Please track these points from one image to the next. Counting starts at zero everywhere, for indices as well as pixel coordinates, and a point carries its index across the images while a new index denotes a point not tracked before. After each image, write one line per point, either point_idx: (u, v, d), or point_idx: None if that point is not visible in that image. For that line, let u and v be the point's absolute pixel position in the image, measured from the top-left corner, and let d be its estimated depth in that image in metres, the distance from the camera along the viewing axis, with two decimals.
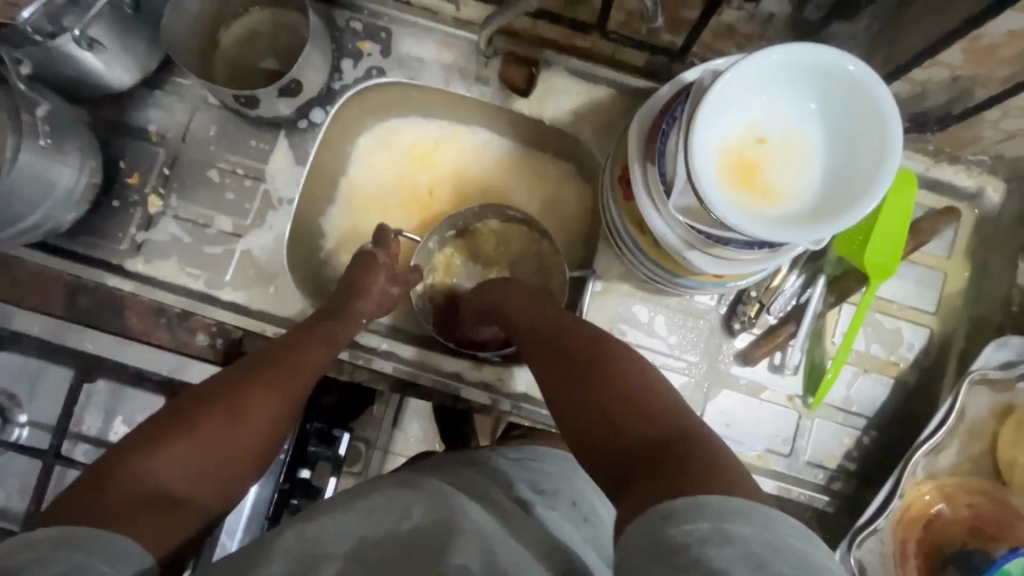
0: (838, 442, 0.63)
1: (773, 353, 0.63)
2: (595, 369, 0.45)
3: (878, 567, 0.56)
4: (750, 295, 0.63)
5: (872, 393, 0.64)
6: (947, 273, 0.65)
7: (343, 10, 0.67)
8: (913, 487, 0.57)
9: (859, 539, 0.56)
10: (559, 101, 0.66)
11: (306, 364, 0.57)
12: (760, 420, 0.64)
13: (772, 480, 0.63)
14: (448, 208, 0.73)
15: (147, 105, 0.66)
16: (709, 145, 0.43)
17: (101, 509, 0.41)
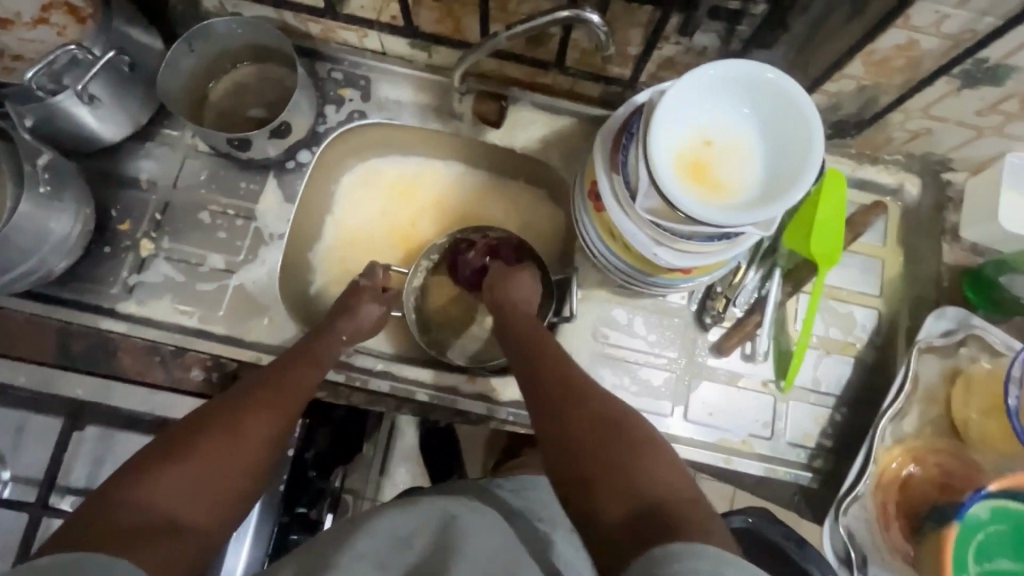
0: (813, 421, 0.68)
1: (743, 343, 0.68)
2: (581, 404, 0.48)
3: (865, 532, 0.60)
4: (717, 291, 0.69)
5: (837, 373, 0.69)
6: (884, 260, 0.72)
7: (323, 62, 0.73)
8: (885, 452, 0.62)
9: (844, 506, 0.60)
10: (527, 132, 0.73)
11: (300, 385, 0.58)
12: (741, 407, 0.68)
13: (758, 463, 0.67)
14: (431, 238, 0.77)
15: (138, 156, 0.69)
16: (664, 150, 0.49)
17: (108, 536, 0.41)
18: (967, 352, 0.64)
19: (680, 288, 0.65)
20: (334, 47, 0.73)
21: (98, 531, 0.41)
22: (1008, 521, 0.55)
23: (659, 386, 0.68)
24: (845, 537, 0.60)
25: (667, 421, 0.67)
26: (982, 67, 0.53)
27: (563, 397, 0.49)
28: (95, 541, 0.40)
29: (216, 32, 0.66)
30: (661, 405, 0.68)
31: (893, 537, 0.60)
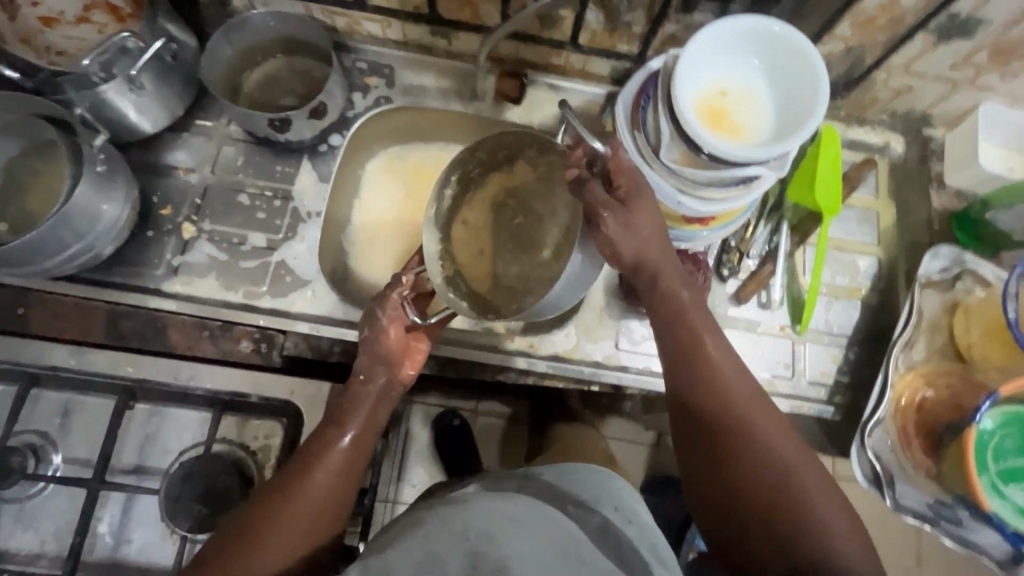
0: (829, 359, 0.73)
1: (759, 292, 0.74)
2: (763, 471, 0.52)
3: (889, 454, 0.65)
4: (731, 245, 0.74)
5: (846, 315, 0.75)
6: (879, 211, 0.78)
7: (349, 54, 0.78)
8: (903, 378, 0.66)
9: (868, 431, 0.65)
10: (544, 110, 0.78)
11: (328, 507, 0.55)
12: (762, 351, 0.73)
13: (783, 400, 0.72)
14: None
15: (176, 146, 0.72)
16: (688, 101, 0.54)
17: None
18: (963, 285, 0.70)
19: (693, 243, 0.69)
20: (358, 39, 0.77)
21: None
22: (1014, 421, 0.61)
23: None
24: (872, 459, 0.64)
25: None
26: (955, 21, 0.60)
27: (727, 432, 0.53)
28: None
29: (252, 25, 0.70)
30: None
31: (915, 454, 0.64)
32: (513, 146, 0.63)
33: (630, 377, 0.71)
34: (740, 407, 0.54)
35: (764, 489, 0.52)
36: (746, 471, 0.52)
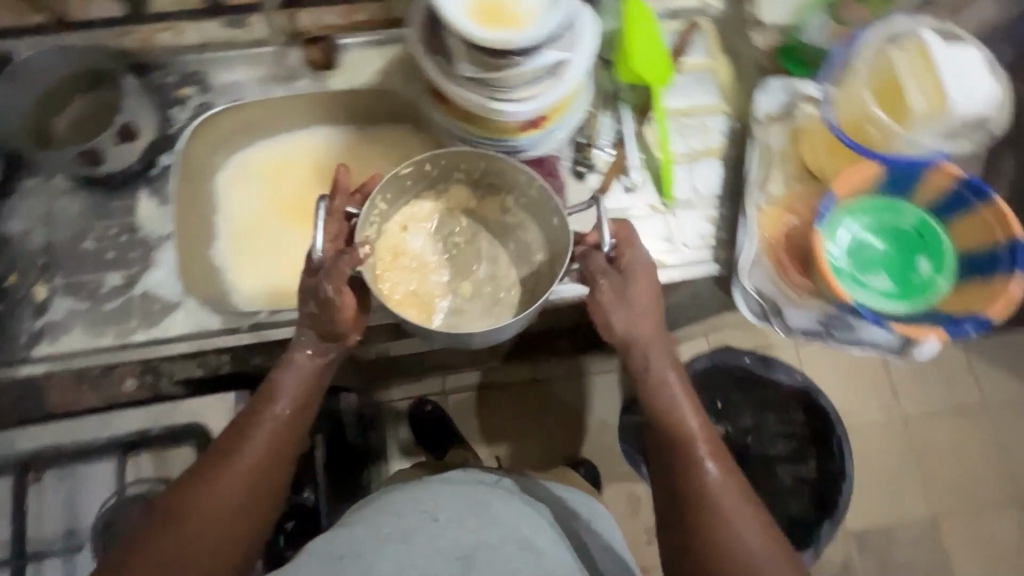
0: (706, 220, 0.75)
1: (618, 179, 0.75)
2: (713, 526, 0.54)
3: (769, 286, 0.68)
4: (581, 143, 0.75)
5: (712, 175, 0.76)
6: (715, 68, 0.79)
7: (155, 69, 0.75)
8: (773, 209, 0.70)
9: (746, 272, 0.67)
10: (366, 70, 0.77)
11: (276, 474, 0.57)
12: (640, 233, 0.74)
13: (674, 271, 0.73)
14: (318, 200, 0.80)
15: (5, 215, 0.70)
16: (457, 8, 0.57)
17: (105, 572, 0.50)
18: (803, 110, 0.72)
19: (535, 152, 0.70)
20: (159, 53, 0.75)
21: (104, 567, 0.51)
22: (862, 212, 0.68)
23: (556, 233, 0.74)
24: (756, 295, 0.68)
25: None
26: None
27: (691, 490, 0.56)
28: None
29: (34, 66, 0.70)
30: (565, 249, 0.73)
31: (793, 277, 0.67)
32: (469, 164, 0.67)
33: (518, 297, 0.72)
34: (725, 507, 0.54)
35: (713, 545, 0.53)
36: (698, 524, 0.54)
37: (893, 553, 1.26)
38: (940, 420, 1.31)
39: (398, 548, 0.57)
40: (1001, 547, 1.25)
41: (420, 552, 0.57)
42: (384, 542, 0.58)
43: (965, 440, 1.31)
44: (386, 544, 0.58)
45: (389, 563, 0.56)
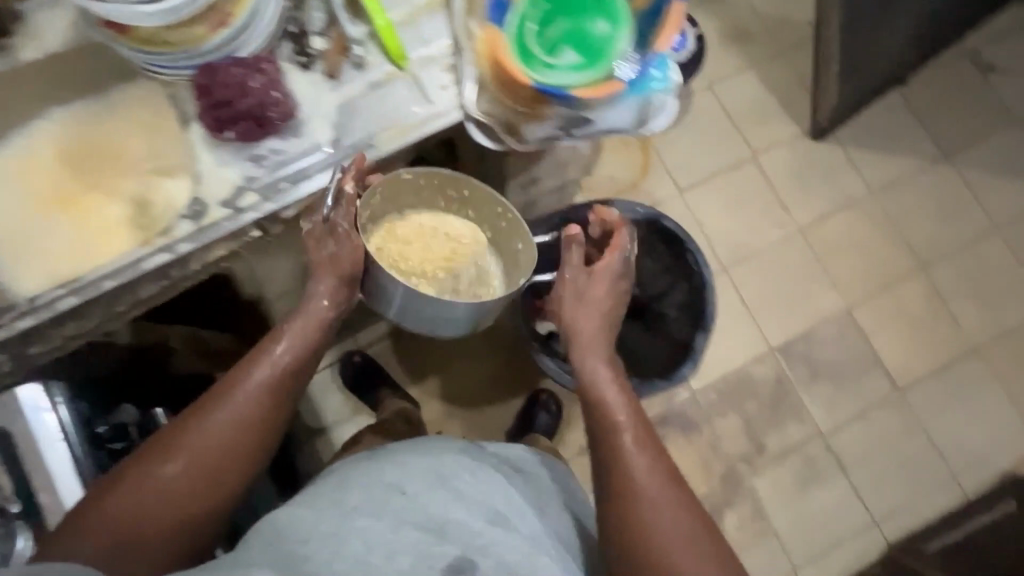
0: (443, 74, 0.76)
1: (346, 58, 0.75)
2: (623, 510, 0.78)
3: (494, 104, 0.77)
4: (296, 32, 0.75)
5: (434, 28, 0.77)
6: None
7: None
8: (487, 29, 0.76)
9: (465, 103, 0.76)
10: (53, 33, 0.78)
11: (255, 438, 0.78)
12: (382, 104, 0.74)
13: (421, 127, 0.75)
14: (67, 189, 0.78)
15: None
16: None
17: (139, 463, 0.72)
18: None
19: (236, 55, 0.72)
20: None
21: (134, 467, 0.71)
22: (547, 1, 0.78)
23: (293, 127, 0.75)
24: (482, 116, 0.77)
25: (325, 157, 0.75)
26: None
27: (618, 493, 0.80)
28: (126, 466, 0.72)
29: None
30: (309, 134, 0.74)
31: (510, 89, 0.76)
32: (450, 180, 0.96)
33: (277, 200, 0.74)
34: (657, 537, 0.75)
35: (622, 524, 0.77)
36: (615, 515, 0.79)
37: (744, 395, 1.50)
38: (762, 255, 1.58)
39: (363, 528, 0.77)
40: (823, 363, 1.52)
41: (382, 533, 0.77)
42: (350, 520, 0.79)
43: (790, 265, 1.57)
44: (352, 524, 0.78)
45: (359, 543, 0.76)
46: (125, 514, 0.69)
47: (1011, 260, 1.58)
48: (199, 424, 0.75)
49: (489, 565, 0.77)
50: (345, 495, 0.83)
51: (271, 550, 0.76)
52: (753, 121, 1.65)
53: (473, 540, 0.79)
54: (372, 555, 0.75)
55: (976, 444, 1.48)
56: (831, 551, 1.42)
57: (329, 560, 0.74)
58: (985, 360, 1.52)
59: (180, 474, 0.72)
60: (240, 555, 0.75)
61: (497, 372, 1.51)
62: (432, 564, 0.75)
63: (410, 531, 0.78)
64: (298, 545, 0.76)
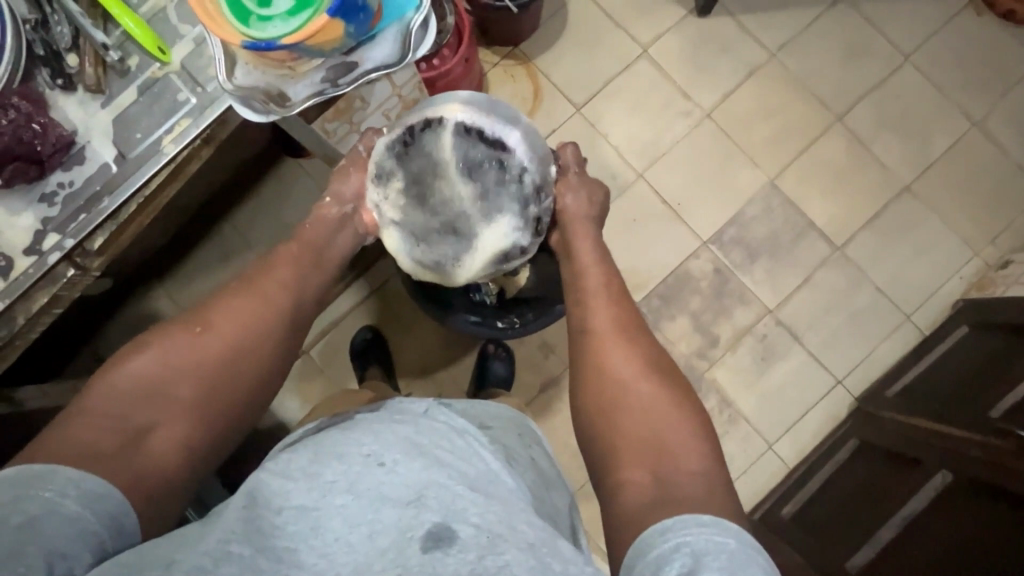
0: (204, 56, 0.77)
1: (104, 71, 0.76)
2: (625, 403, 0.74)
3: (255, 79, 0.76)
4: (47, 56, 0.75)
5: (182, 15, 0.78)
6: None
7: None
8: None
9: (235, 86, 0.75)
10: None
11: (259, 337, 0.76)
12: (153, 108, 0.76)
13: (198, 118, 0.76)
14: None
15: None
16: None
17: (133, 380, 0.69)
18: None
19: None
20: None
21: (128, 383, 0.68)
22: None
23: (76, 153, 0.76)
24: (246, 94, 0.75)
25: (114, 172, 0.75)
26: None
27: (622, 389, 0.75)
28: (116, 386, 0.68)
29: None
30: (94, 155, 0.75)
31: (264, 60, 0.74)
32: None
33: (74, 234, 0.74)
34: (665, 433, 0.71)
35: (625, 416, 0.73)
36: (619, 404, 0.74)
37: (686, 293, 1.49)
38: (672, 150, 1.52)
39: (342, 505, 0.52)
40: (757, 242, 1.50)
41: (365, 502, 0.52)
42: (326, 495, 0.53)
43: (705, 151, 1.52)
44: (329, 499, 0.52)
45: (336, 522, 0.51)
46: (137, 399, 0.68)
47: (924, 86, 1.53)
48: (198, 319, 0.75)
49: (479, 537, 0.50)
50: (312, 469, 0.55)
51: (218, 532, 0.51)
52: (634, 12, 1.55)
53: (456, 503, 0.52)
54: (354, 533, 0.50)
55: (919, 279, 1.48)
56: (801, 419, 1.45)
57: (302, 542, 0.50)
58: (915, 196, 1.50)
59: (188, 362, 0.71)
60: (179, 538, 0.52)
61: (443, 337, 1.48)
62: (413, 534, 0.50)
63: (394, 507, 0.52)
64: (261, 521, 0.52)
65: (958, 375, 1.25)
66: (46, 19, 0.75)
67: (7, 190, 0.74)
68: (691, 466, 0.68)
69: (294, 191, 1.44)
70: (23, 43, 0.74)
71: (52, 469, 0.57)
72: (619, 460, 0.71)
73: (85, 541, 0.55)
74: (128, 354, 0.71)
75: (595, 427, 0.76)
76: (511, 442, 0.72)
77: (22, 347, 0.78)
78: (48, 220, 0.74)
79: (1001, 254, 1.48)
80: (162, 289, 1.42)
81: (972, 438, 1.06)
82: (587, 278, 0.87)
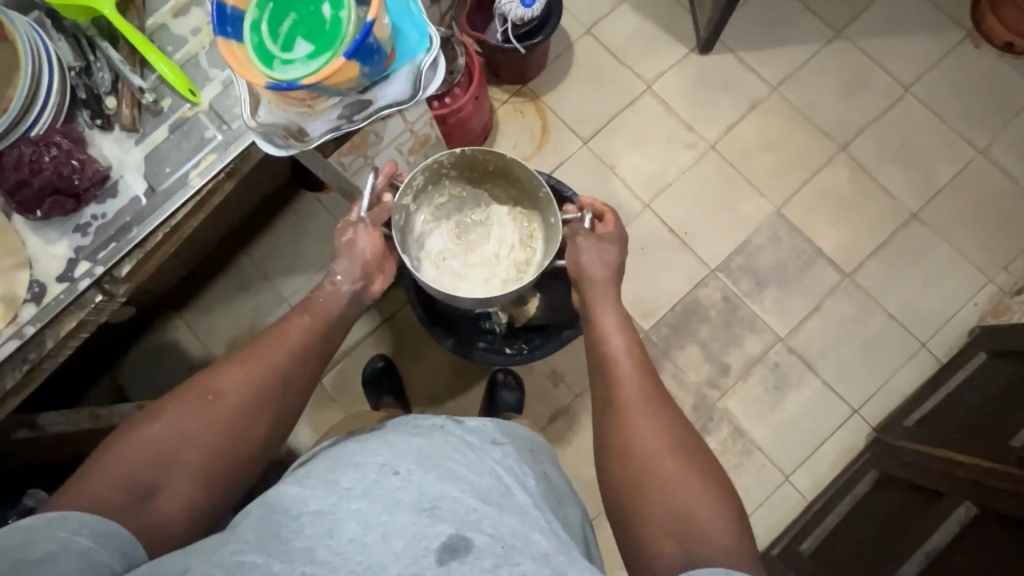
0: (231, 96, 0.83)
1: (139, 111, 0.82)
2: (651, 467, 0.71)
3: (279, 116, 0.81)
4: (88, 98, 0.82)
5: (212, 59, 0.84)
6: None
7: None
8: (224, 43, 0.76)
9: (260, 122, 0.80)
10: None
11: (274, 398, 0.75)
12: (182, 145, 0.82)
13: (224, 154, 0.81)
14: None
15: None
16: None
17: (146, 447, 0.68)
18: None
19: (29, 135, 0.78)
20: None
21: (141, 449, 0.67)
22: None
23: (109, 187, 0.80)
24: (270, 130, 0.80)
25: (143, 205, 0.80)
26: None
27: (648, 451, 0.72)
28: (131, 454, 0.67)
29: None
30: (126, 189, 0.80)
31: (287, 100, 0.80)
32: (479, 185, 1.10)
33: (104, 262, 0.79)
34: (694, 506, 0.68)
35: (652, 481, 0.70)
36: (647, 469, 0.71)
37: (695, 321, 1.49)
38: (678, 181, 1.55)
39: (358, 509, 0.53)
40: (765, 270, 1.50)
41: (380, 506, 0.53)
42: (343, 500, 0.54)
43: (710, 182, 1.55)
44: (345, 503, 0.53)
45: (352, 525, 0.51)
46: (149, 462, 0.67)
47: (926, 117, 1.55)
48: (221, 374, 0.74)
49: (493, 545, 0.51)
50: (330, 477, 0.57)
51: (234, 543, 0.51)
52: (638, 51, 1.62)
53: (469, 513, 0.53)
54: (370, 535, 0.51)
55: (932, 306, 1.47)
56: (817, 450, 1.42)
57: (318, 541, 0.51)
58: (923, 223, 1.51)
59: (204, 425, 0.70)
60: (197, 547, 0.53)
61: (453, 367, 1.50)
62: (428, 543, 0.50)
63: (410, 515, 0.52)
64: (279, 526, 0.52)
65: (979, 403, 1.22)
66: (91, 67, 0.82)
67: (44, 224, 0.79)
68: (713, 516, 0.67)
69: (311, 224, 1.49)
70: (68, 88, 0.81)
71: (66, 514, 0.59)
72: (644, 519, 0.69)
73: (92, 563, 0.55)
74: (154, 409, 0.71)
75: (619, 489, 0.72)
76: (526, 456, 0.73)
77: (49, 370, 0.81)
78: (80, 249, 0.79)
79: (1015, 281, 1.46)
80: (181, 319, 1.46)
81: (996, 468, 1.03)
82: (604, 339, 0.86)
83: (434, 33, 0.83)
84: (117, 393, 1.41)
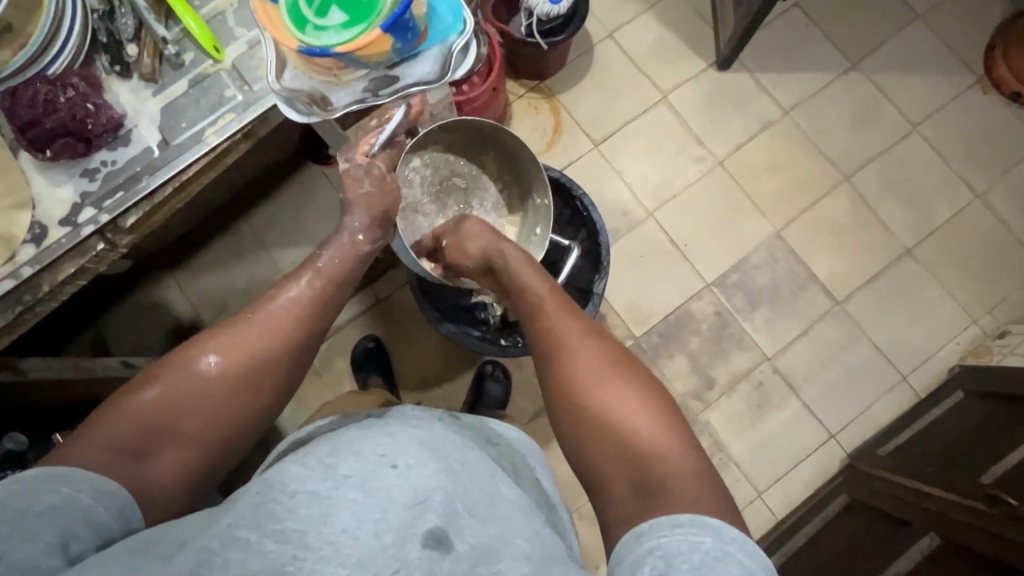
0: (256, 57, 0.82)
1: (160, 62, 0.81)
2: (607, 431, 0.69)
3: (305, 80, 0.81)
4: (108, 42, 0.80)
5: (240, 18, 0.83)
6: None
7: None
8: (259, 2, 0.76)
9: (285, 85, 0.79)
10: None
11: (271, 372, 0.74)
12: (200, 101, 0.81)
13: (241, 115, 0.80)
14: None
15: None
16: None
17: (138, 416, 0.65)
18: None
19: (45, 74, 0.76)
20: None
21: (133, 417, 0.65)
22: None
23: (122, 135, 0.80)
24: (294, 94, 0.79)
25: (155, 156, 0.79)
26: None
27: (593, 414, 0.70)
28: (120, 422, 0.65)
29: None
30: (139, 139, 0.79)
31: (317, 63, 0.80)
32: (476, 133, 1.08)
33: (110, 211, 0.78)
34: (653, 460, 0.66)
35: (611, 447, 0.68)
36: (601, 433, 0.69)
37: (686, 333, 1.50)
38: (682, 193, 1.57)
39: (353, 499, 0.53)
40: (758, 289, 1.53)
41: (375, 501, 0.53)
42: (339, 487, 0.53)
43: (715, 197, 1.57)
44: (340, 492, 0.53)
45: (345, 515, 0.51)
46: (143, 428, 0.65)
47: (930, 156, 1.58)
48: (221, 338, 0.72)
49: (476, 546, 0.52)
50: (328, 461, 0.56)
51: (231, 516, 0.52)
52: (658, 61, 1.62)
53: (458, 513, 0.54)
54: (362, 527, 0.51)
55: (917, 342, 1.50)
56: (791, 470, 1.45)
57: (311, 526, 0.51)
58: (916, 260, 1.54)
59: (200, 395, 0.69)
60: (197, 520, 0.54)
61: (442, 354, 1.50)
62: (415, 530, 0.51)
63: (403, 508, 0.53)
64: (271, 507, 0.52)
65: (953, 439, 1.25)
66: (113, 10, 0.81)
67: (52, 167, 0.78)
68: (679, 467, 0.65)
69: (314, 197, 1.48)
70: (89, 30, 0.80)
71: (67, 473, 0.59)
72: (614, 479, 0.67)
73: (87, 524, 0.56)
74: (148, 374, 0.69)
75: (586, 454, 0.70)
76: (517, 457, 0.75)
77: (41, 312, 0.80)
78: (86, 194, 0.78)
79: (998, 325, 1.50)
80: (173, 279, 1.44)
81: (965, 502, 1.06)
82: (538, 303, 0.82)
83: (468, 16, 0.83)
84: (101, 346, 1.39)
